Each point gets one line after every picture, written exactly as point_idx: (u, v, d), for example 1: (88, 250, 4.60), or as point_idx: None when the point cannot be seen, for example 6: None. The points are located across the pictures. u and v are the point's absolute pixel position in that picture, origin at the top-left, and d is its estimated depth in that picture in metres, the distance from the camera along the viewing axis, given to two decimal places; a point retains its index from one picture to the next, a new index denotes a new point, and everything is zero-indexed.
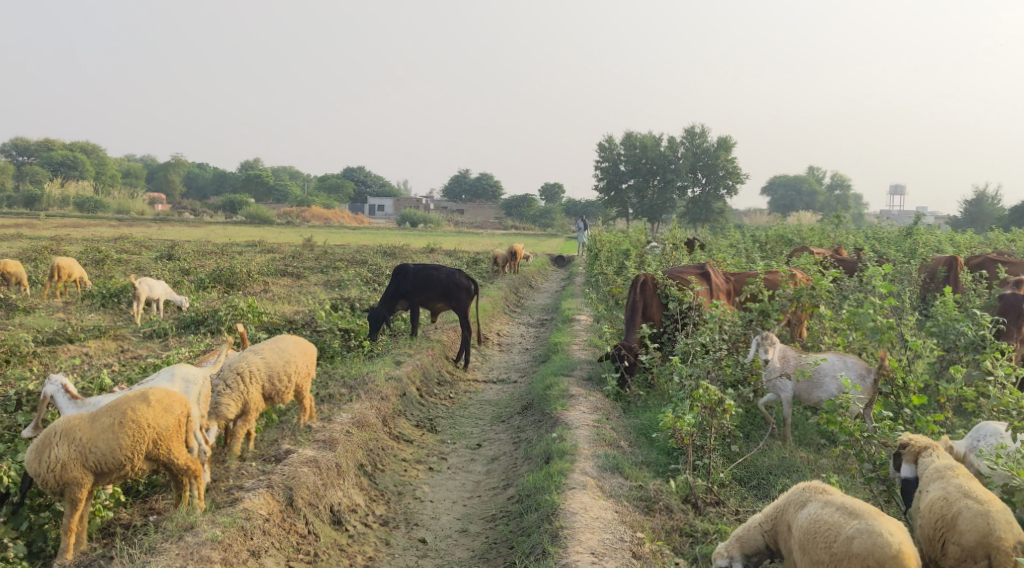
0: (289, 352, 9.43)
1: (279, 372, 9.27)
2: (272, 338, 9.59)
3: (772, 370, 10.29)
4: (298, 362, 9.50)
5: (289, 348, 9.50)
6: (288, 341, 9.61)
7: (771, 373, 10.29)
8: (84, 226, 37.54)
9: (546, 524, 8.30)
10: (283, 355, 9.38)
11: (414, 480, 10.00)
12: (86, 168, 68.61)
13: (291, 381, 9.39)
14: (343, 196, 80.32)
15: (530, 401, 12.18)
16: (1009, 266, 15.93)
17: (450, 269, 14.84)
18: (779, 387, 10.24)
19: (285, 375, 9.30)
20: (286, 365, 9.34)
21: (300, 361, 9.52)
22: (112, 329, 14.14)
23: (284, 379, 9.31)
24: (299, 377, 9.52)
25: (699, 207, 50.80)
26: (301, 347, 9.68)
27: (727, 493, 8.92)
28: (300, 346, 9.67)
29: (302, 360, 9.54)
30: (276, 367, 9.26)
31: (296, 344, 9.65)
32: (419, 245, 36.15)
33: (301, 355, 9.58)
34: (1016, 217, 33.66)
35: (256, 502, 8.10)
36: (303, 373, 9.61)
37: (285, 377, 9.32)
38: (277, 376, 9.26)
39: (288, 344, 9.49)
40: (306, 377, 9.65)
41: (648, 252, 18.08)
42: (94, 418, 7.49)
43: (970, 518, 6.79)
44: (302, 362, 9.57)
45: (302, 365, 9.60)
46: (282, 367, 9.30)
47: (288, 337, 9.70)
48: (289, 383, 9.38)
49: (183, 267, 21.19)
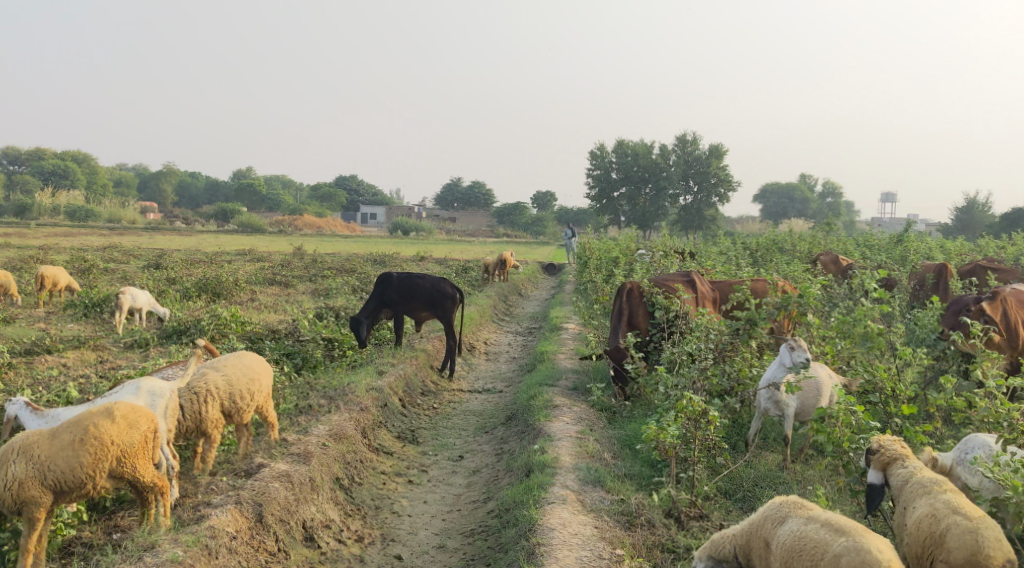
0: (253, 370, 9.17)
1: (242, 391, 8.99)
2: (235, 355, 9.34)
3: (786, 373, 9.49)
4: (261, 380, 9.24)
5: (252, 364, 9.25)
6: (253, 359, 9.36)
7: (781, 377, 9.55)
8: (75, 235, 37.30)
9: (523, 541, 8.11)
10: (247, 372, 9.11)
11: (392, 494, 9.78)
12: (77, 178, 68.33)
13: (254, 400, 9.12)
14: (334, 205, 80.08)
15: (514, 411, 11.97)
16: (1000, 273, 15.76)
17: (435, 277, 14.66)
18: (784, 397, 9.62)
19: (248, 394, 9.02)
20: (249, 383, 9.07)
21: (263, 379, 9.26)
22: (92, 339, 13.85)
23: (246, 398, 9.03)
24: (262, 395, 9.24)
25: (691, 214, 50.58)
26: (266, 366, 9.46)
27: (711, 506, 8.74)
28: (264, 364, 9.43)
29: (265, 379, 9.30)
30: (239, 385, 8.98)
31: (260, 362, 9.42)
32: (410, 253, 35.91)
33: (265, 372, 9.30)
34: (1006, 224, 33.66)
35: (224, 519, 7.88)
36: (267, 392, 9.35)
37: (248, 396, 9.05)
38: (240, 394, 8.98)
39: (251, 360, 9.22)
40: (269, 395, 9.37)
41: (637, 259, 17.87)
42: (55, 434, 7.28)
43: (959, 535, 6.58)
44: (265, 380, 9.30)
45: (265, 384, 9.33)
46: (245, 385, 9.03)
47: (253, 355, 9.46)
48: (252, 401, 9.09)
49: (169, 276, 20.94)
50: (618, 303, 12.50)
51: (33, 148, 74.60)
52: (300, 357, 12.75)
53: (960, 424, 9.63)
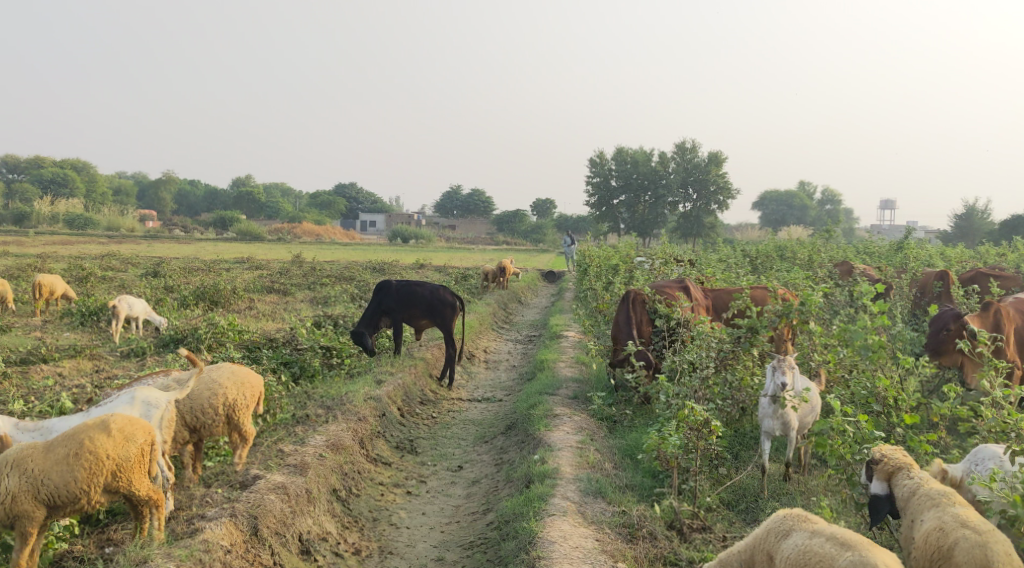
0: (217, 383, 8.78)
1: (202, 405, 8.65)
2: (217, 368, 9.05)
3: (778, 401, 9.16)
4: (232, 393, 8.84)
5: (221, 379, 8.86)
6: (230, 372, 9.00)
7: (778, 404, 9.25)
8: (73, 244, 37.25)
9: (523, 554, 8.01)
10: (210, 385, 8.75)
11: (390, 505, 9.65)
12: (75, 185, 68.28)
13: (221, 413, 8.74)
14: (333, 212, 79.95)
15: (513, 420, 11.84)
16: (1003, 280, 15.63)
17: (434, 285, 14.53)
18: (783, 412, 9.32)
19: (209, 408, 8.65)
20: (211, 397, 8.70)
21: (235, 391, 8.86)
22: (89, 348, 13.73)
23: (211, 411, 8.68)
24: (231, 409, 8.84)
25: (690, 221, 50.37)
26: (248, 380, 9.06)
27: (713, 517, 8.62)
28: (244, 377, 9.03)
29: (238, 393, 8.88)
30: (199, 398, 8.66)
31: (239, 374, 9.03)
32: (408, 260, 35.78)
33: (235, 385, 8.89)
34: (1006, 230, 33.53)
35: (217, 532, 7.74)
36: (242, 406, 8.93)
37: (212, 409, 8.69)
38: (200, 409, 8.64)
39: (217, 373, 8.86)
40: (241, 410, 8.93)
41: (636, 267, 17.72)
42: (49, 448, 7.17)
43: (969, 549, 6.45)
44: (235, 393, 8.89)
45: (238, 397, 8.91)
46: (206, 399, 8.68)
47: (235, 367, 9.12)
48: (215, 416, 8.70)
49: (167, 284, 20.79)
50: (619, 313, 12.43)
51: (32, 156, 74.56)
52: (297, 366, 12.63)
53: (965, 434, 9.50)
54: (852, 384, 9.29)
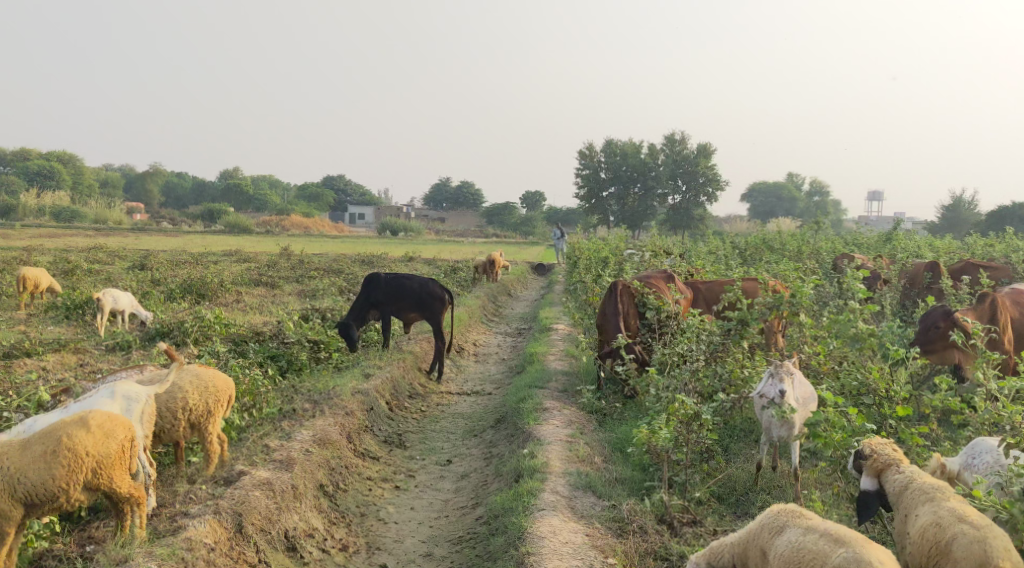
0: (180, 387, 8.46)
1: (163, 409, 8.36)
2: (187, 368, 8.73)
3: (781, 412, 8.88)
4: (192, 398, 8.48)
5: (182, 382, 8.51)
6: (193, 375, 8.64)
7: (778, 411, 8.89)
8: (60, 236, 36.94)
9: (512, 549, 7.91)
10: (169, 389, 8.44)
11: (379, 500, 9.54)
12: (62, 178, 67.79)
13: (181, 418, 8.44)
14: (322, 205, 79.65)
15: (503, 414, 11.75)
16: (992, 271, 15.61)
17: (422, 278, 14.38)
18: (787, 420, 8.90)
19: (169, 414, 8.36)
20: (172, 402, 8.39)
21: (196, 397, 8.51)
22: (73, 342, 13.54)
23: (171, 416, 8.41)
24: (195, 414, 8.53)
25: (680, 214, 50.32)
26: (213, 384, 8.67)
27: (704, 511, 8.54)
28: (209, 381, 8.65)
29: (199, 398, 8.52)
30: (161, 402, 8.38)
31: (203, 377, 8.66)
32: (397, 253, 35.62)
33: (199, 391, 8.54)
34: (993, 222, 33.65)
35: (201, 530, 7.63)
36: (204, 412, 8.59)
37: (173, 414, 8.41)
38: (162, 414, 8.36)
39: (181, 377, 8.53)
40: (205, 415, 8.60)
41: (626, 259, 17.61)
42: (26, 445, 7.04)
43: (966, 545, 6.35)
44: (197, 398, 8.53)
45: (203, 402, 8.58)
46: (167, 404, 8.38)
47: (203, 369, 8.75)
48: (175, 422, 8.41)
49: (154, 277, 20.58)
50: (607, 305, 12.29)
51: (18, 148, 73.99)
52: (284, 359, 12.50)
53: (956, 426, 9.45)
54: (843, 374, 9.27)
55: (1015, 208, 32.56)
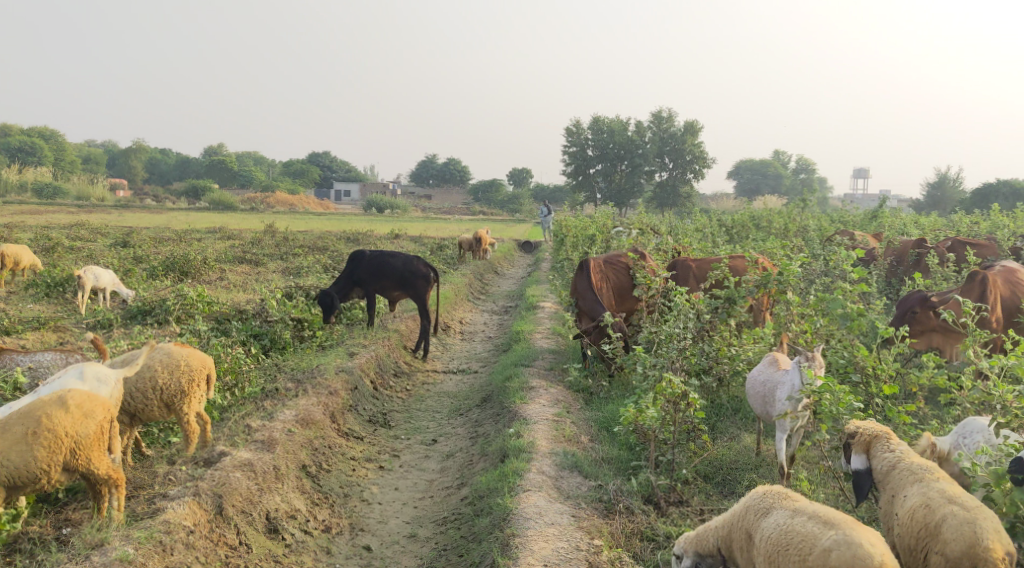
0: (152, 365, 8.24)
1: (135, 389, 8.16)
2: (159, 347, 8.50)
3: (789, 386, 8.45)
4: (163, 377, 8.25)
5: (153, 361, 8.29)
6: (164, 354, 8.40)
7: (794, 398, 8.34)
8: (42, 213, 36.53)
9: (497, 531, 7.82)
10: (139, 367, 8.24)
11: (363, 481, 9.42)
12: (43, 153, 66.80)
13: (152, 398, 8.20)
14: (307, 181, 79.07)
15: (489, 393, 11.65)
16: (979, 249, 15.58)
17: (406, 255, 14.18)
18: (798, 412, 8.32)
19: (142, 394, 8.16)
20: (144, 381, 8.18)
21: (168, 375, 8.27)
22: (53, 320, 13.29)
23: (141, 396, 8.18)
24: (169, 394, 8.29)
25: (667, 191, 50.15)
26: (186, 362, 8.41)
27: (691, 491, 8.47)
28: (181, 359, 8.39)
29: (169, 377, 8.27)
30: (131, 381, 8.18)
31: (174, 356, 8.41)
32: (383, 231, 35.37)
33: (172, 369, 8.31)
34: (977, 200, 33.70)
35: (180, 512, 7.52)
36: (178, 391, 8.33)
37: (143, 394, 8.18)
38: (134, 394, 8.15)
39: (151, 355, 8.32)
40: (180, 394, 8.37)
41: (613, 237, 17.50)
42: (6, 426, 6.88)
43: (956, 526, 6.30)
44: (169, 377, 8.29)
45: (176, 382, 8.32)
46: (141, 383, 8.17)
47: (175, 347, 8.50)
48: (147, 402, 8.19)
49: (136, 254, 20.28)
50: (580, 280, 12.39)
51: None
52: (268, 338, 12.32)
53: (944, 404, 9.40)
54: (831, 353, 9.19)
55: (999, 186, 32.64)
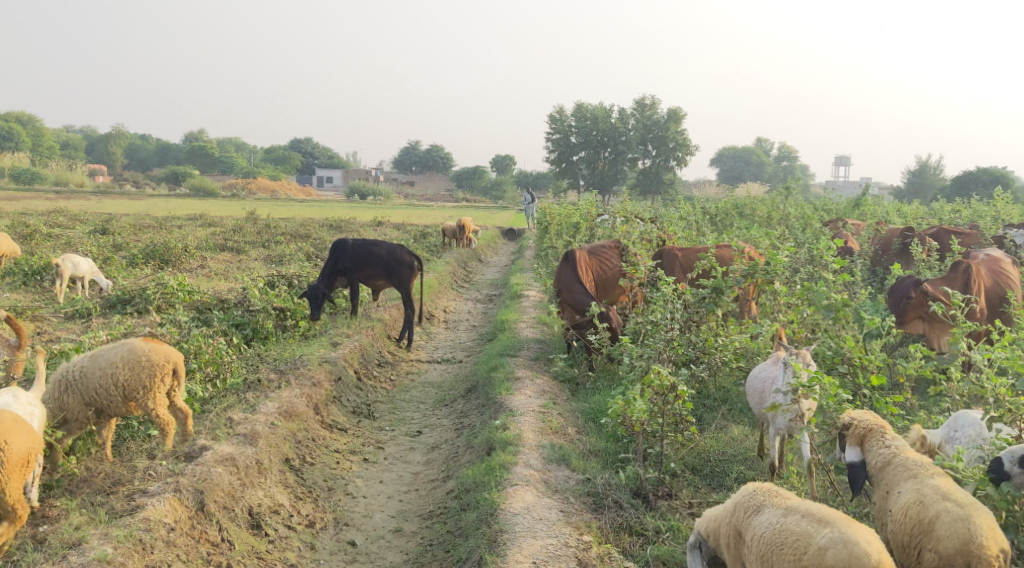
0: (112, 361, 8.01)
1: (98, 385, 7.95)
2: (122, 343, 8.23)
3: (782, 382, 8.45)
4: (124, 373, 8.01)
5: (114, 358, 8.05)
6: (127, 349, 8.15)
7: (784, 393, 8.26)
8: (20, 198, 36.03)
9: (484, 527, 7.70)
10: (100, 364, 8.01)
11: (347, 473, 9.28)
12: (21, 139, 65.97)
13: (115, 395, 7.99)
14: (289, 167, 78.52)
15: (474, 383, 11.54)
16: (963, 237, 15.60)
17: (390, 245, 14.04)
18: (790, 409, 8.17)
19: (105, 390, 7.96)
20: (106, 377, 7.96)
21: (128, 371, 8.02)
22: (31, 309, 13.03)
23: (104, 393, 7.97)
24: (132, 390, 8.04)
25: (650, 177, 50.09)
26: (147, 357, 8.13)
27: (679, 483, 8.40)
28: (142, 354, 8.13)
29: (130, 373, 8.02)
30: (93, 377, 7.97)
31: (137, 351, 8.16)
32: (365, 218, 35.15)
33: (135, 365, 8.06)
34: (958, 188, 33.82)
35: (160, 509, 7.39)
36: (139, 387, 8.07)
37: (106, 391, 7.97)
38: (99, 390, 7.95)
39: (112, 353, 8.08)
40: (144, 390, 8.11)
41: (598, 225, 17.39)
42: None
43: (950, 523, 6.25)
44: (130, 373, 8.03)
45: (140, 377, 8.07)
46: (103, 379, 7.96)
47: (138, 343, 8.25)
48: (110, 398, 7.99)
49: (116, 242, 19.99)
50: (565, 272, 12.28)
51: None
52: (250, 328, 12.12)
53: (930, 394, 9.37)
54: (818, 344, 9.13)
55: (980, 174, 32.79)
